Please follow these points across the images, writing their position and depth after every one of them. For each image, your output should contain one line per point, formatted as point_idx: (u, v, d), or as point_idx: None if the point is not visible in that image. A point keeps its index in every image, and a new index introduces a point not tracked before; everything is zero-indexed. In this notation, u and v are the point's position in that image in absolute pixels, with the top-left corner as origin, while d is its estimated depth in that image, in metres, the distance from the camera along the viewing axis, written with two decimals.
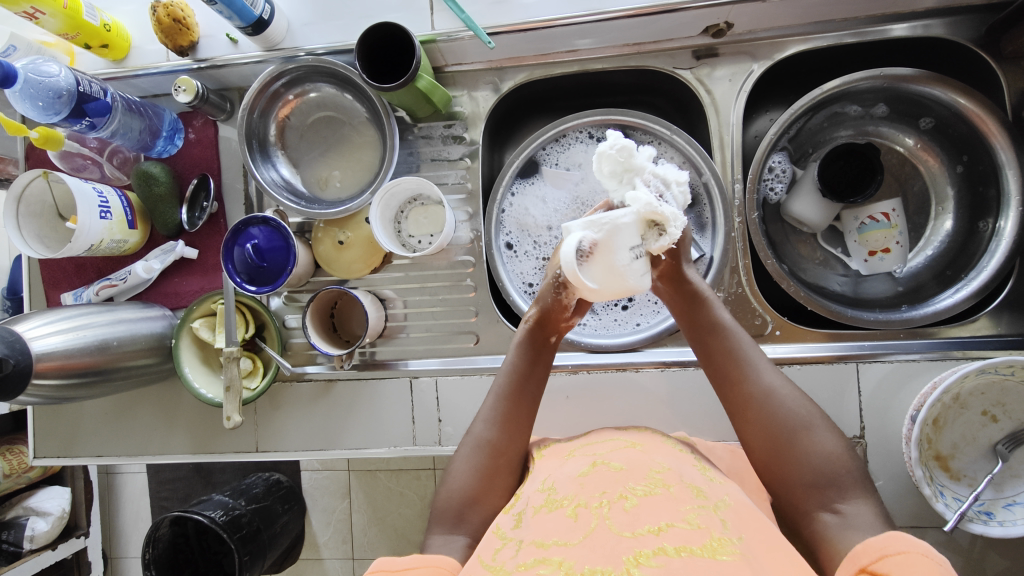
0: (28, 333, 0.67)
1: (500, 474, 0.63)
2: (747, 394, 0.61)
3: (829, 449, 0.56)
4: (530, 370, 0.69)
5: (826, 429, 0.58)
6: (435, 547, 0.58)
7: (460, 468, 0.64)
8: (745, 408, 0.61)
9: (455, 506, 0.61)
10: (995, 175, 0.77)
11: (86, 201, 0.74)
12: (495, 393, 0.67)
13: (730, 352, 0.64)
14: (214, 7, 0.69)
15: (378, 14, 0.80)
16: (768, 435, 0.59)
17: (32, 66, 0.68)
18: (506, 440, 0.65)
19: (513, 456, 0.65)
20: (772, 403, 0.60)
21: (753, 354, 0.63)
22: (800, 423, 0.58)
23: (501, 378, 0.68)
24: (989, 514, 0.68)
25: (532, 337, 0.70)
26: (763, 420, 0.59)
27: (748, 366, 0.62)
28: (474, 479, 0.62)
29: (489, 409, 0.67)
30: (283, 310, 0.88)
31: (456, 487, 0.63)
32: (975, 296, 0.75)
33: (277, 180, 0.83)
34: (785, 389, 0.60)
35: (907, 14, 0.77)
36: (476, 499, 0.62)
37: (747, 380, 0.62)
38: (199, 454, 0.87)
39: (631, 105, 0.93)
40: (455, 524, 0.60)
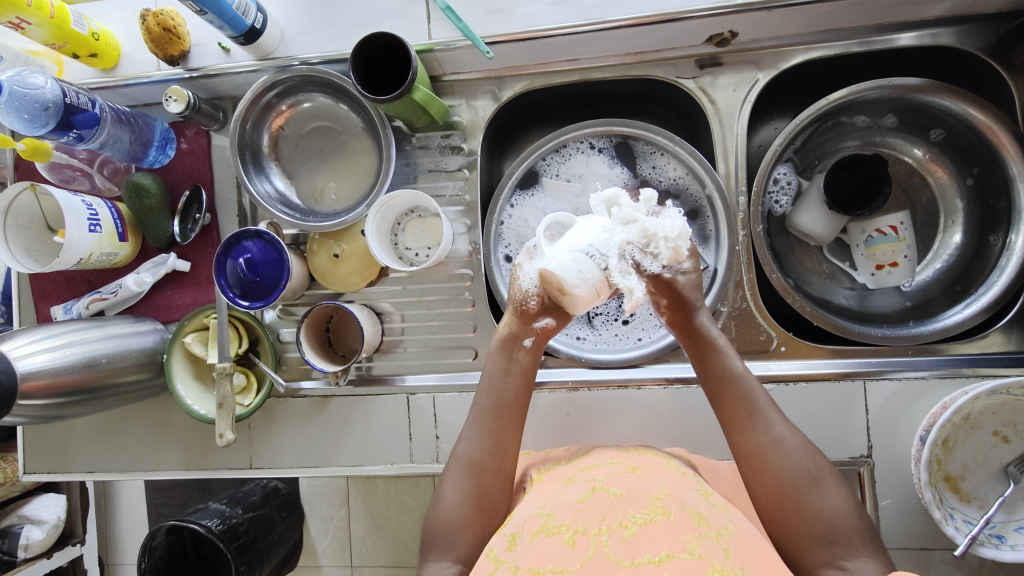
0: (13, 351, 0.65)
1: (489, 493, 0.61)
2: (755, 444, 0.58)
3: (835, 507, 0.54)
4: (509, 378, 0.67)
5: (833, 485, 0.56)
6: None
7: (448, 491, 0.62)
8: (752, 458, 0.58)
9: (444, 531, 0.60)
10: (1006, 187, 0.75)
11: (74, 214, 0.72)
12: (475, 411, 0.65)
13: (741, 400, 0.60)
14: (204, 17, 0.67)
15: (374, 22, 0.78)
16: (775, 490, 0.56)
17: (17, 78, 0.66)
18: (490, 458, 0.63)
19: (501, 474, 0.62)
20: (782, 456, 0.57)
21: (764, 402, 0.60)
22: (807, 478, 0.55)
23: (481, 392, 0.67)
24: (1000, 538, 0.66)
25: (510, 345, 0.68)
26: (771, 475, 0.56)
27: (759, 415, 0.59)
28: (461, 501, 0.61)
29: (472, 426, 0.65)
30: (277, 324, 0.86)
31: (444, 512, 0.61)
32: (986, 312, 0.73)
33: (271, 192, 0.81)
34: (795, 440, 0.58)
35: (915, 23, 0.75)
36: (465, 522, 0.60)
37: (757, 430, 0.59)
38: (193, 471, 0.86)
39: (633, 114, 0.91)
40: (447, 548, 0.59)
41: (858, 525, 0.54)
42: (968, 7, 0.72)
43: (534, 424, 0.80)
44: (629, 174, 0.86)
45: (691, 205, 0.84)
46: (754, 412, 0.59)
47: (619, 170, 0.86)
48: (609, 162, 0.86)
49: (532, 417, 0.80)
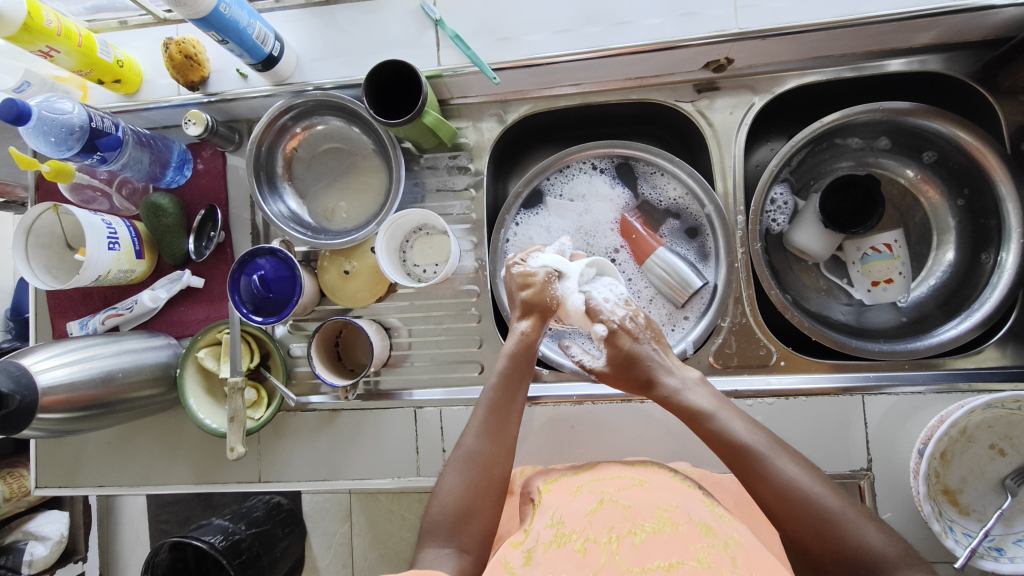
0: (34, 366, 0.67)
1: (492, 485, 0.63)
2: (772, 494, 0.57)
3: (868, 541, 0.53)
4: (517, 380, 0.69)
5: (858, 515, 0.55)
6: (428, 562, 0.58)
7: (450, 484, 0.63)
8: (773, 504, 0.57)
9: (453, 517, 0.61)
10: (996, 208, 0.77)
11: (94, 233, 0.75)
12: (484, 405, 0.67)
13: (740, 451, 0.60)
14: (226, 46, 0.71)
15: (386, 50, 0.81)
16: (805, 532, 0.55)
17: (46, 103, 0.69)
18: (496, 450, 0.65)
19: (504, 465, 0.65)
20: (800, 499, 0.56)
21: (765, 447, 0.60)
22: (829, 515, 0.55)
23: (489, 390, 0.68)
24: (1000, 550, 0.67)
25: (521, 350, 0.70)
26: (797, 521, 0.56)
27: (764, 461, 0.59)
28: (466, 490, 0.62)
29: (478, 421, 0.66)
30: (288, 338, 0.88)
31: (449, 503, 0.62)
32: (980, 327, 0.75)
33: (285, 212, 0.84)
34: (807, 478, 0.57)
35: (904, 50, 0.78)
36: (470, 510, 0.61)
37: (765, 478, 0.58)
38: (202, 485, 0.87)
39: (633, 135, 0.94)
40: (448, 537, 0.60)
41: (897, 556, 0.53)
42: (954, 35, 0.75)
43: (539, 438, 0.81)
44: (629, 195, 0.89)
45: (691, 223, 0.87)
46: (758, 459, 0.59)
47: (620, 190, 0.89)
48: (611, 182, 0.89)
49: (537, 430, 0.81)
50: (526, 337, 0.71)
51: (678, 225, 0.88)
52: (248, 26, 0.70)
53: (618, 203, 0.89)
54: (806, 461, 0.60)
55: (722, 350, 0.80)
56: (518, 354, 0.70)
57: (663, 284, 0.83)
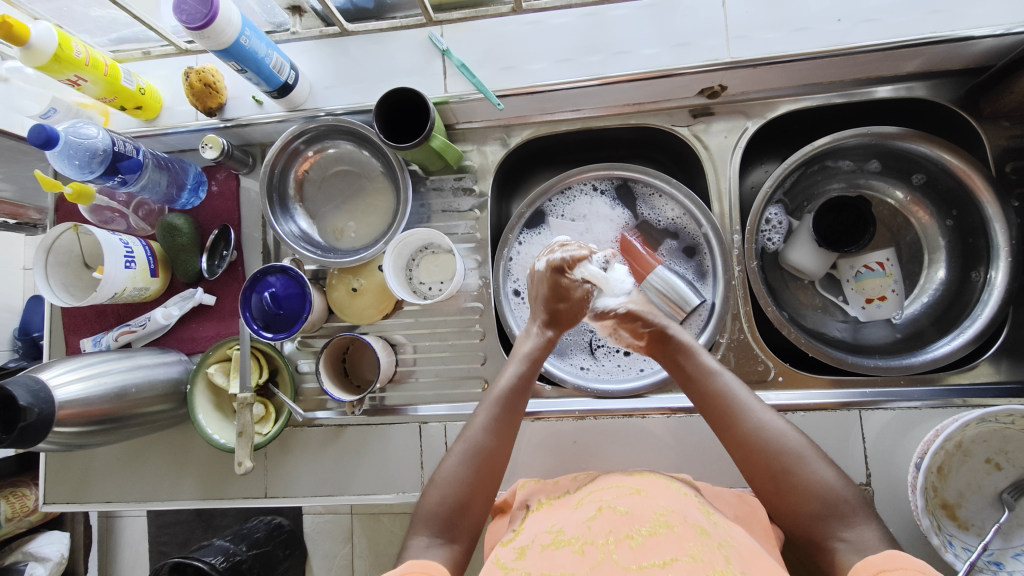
0: (51, 380, 0.69)
1: (488, 481, 0.66)
2: (745, 434, 0.64)
3: (826, 479, 0.60)
4: (527, 380, 0.72)
5: (817, 459, 0.61)
6: (421, 550, 0.59)
7: (449, 475, 0.65)
8: (742, 448, 0.64)
9: (447, 510, 0.63)
10: (983, 227, 0.80)
11: (112, 252, 0.78)
12: (491, 403, 0.70)
13: (721, 396, 0.67)
14: (245, 74, 0.75)
15: (395, 78, 0.85)
16: (771, 472, 0.61)
17: (72, 128, 0.73)
18: (498, 448, 0.67)
19: (503, 460, 0.67)
20: (768, 440, 0.62)
21: (742, 394, 0.67)
22: (794, 457, 0.61)
23: (502, 380, 0.72)
24: (999, 565, 0.67)
25: (537, 351, 0.74)
26: (763, 457, 0.62)
27: (739, 408, 0.65)
28: (466, 480, 0.65)
29: (485, 411, 0.69)
30: (296, 355, 0.90)
31: (447, 490, 0.64)
32: (972, 343, 0.77)
33: (296, 232, 0.87)
34: (776, 423, 0.64)
35: (890, 78, 0.82)
36: (467, 500, 0.64)
37: (740, 419, 0.65)
38: (209, 500, 0.88)
39: (632, 158, 0.98)
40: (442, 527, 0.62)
41: (852, 496, 0.58)
42: (937, 64, 0.79)
43: (542, 453, 0.82)
44: (628, 215, 0.92)
45: (688, 242, 0.89)
46: (732, 407, 0.66)
47: (620, 211, 0.92)
48: (611, 203, 0.92)
49: (540, 446, 0.83)
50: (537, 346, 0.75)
51: (676, 244, 0.90)
52: (266, 56, 0.74)
53: (618, 224, 0.92)
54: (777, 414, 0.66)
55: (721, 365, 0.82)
56: (534, 357, 0.74)
57: (663, 301, 0.85)
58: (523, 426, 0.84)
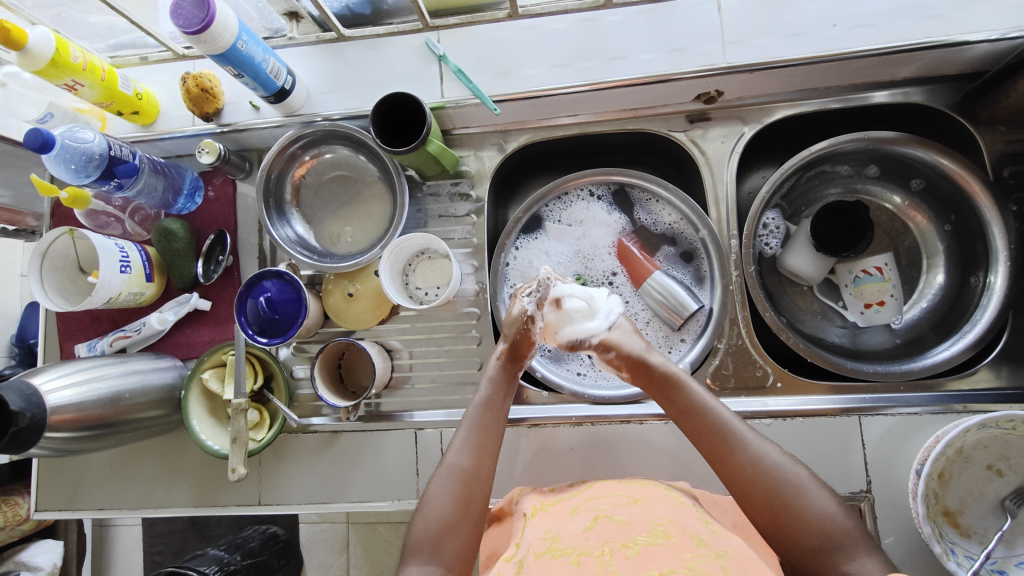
0: (43, 385, 0.68)
1: (475, 497, 0.66)
2: (740, 469, 0.62)
3: (826, 511, 0.58)
4: (500, 407, 0.73)
5: (818, 492, 0.60)
6: None
7: (436, 497, 0.65)
8: (740, 483, 0.62)
9: (432, 534, 0.62)
10: (982, 232, 0.80)
11: (108, 257, 0.77)
12: (468, 424, 0.71)
13: (713, 428, 0.65)
14: (241, 79, 0.75)
15: (392, 83, 0.85)
16: (767, 507, 0.60)
17: (69, 133, 0.73)
18: (478, 464, 0.68)
19: (486, 482, 0.67)
20: (767, 474, 0.61)
21: (736, 426, 0.65)
22: (794, 489, 0.59)
23: (473, 410, 0.72)
24: (1002, 573, 0.66)
25: (501, 375, 0.76)
26: (761, 494, 0.60)
27: (732, 440, 0.63)
28: (451, 504, 0.64)
29: (461, 438, 0.70)
30: (291, 360, 0.89)
31: (433, 515, 0.63)
32: (971, 348, 0.77)
33: (292, 237, 0.86)
34: (772, 454, 0.62)
35: (887, 83, 0.82)
36: (451, 525, 0.63)
37: (734, 453, 0.63)
38: (202, 508, 0.87)
39: (629, 163, 0.98)
40: (432, 555, 0.61)
41: (851, 529, 0.57)
42: (933, 69, 0.79)
43: (538, 460, 0.82)
44: (625, 220, 0.92)
45: (686, 248, 0.89)
46: (728, 440, 0.64)
47: (617, 216, 0.92)
48: (608, 208, 0.92)
49: (537, 452, 0.82)
50: (502, 365, 0.76)
51: (673, 250, 0.90)
52: (263, 61, 0.74)
53: (614, 228, 0.92)
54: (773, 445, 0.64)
55: (720, 371, 0.82)
56: (501, 380, 0.75)
57: (660, 305, 0.85)
58: (519, 432, 0.83)
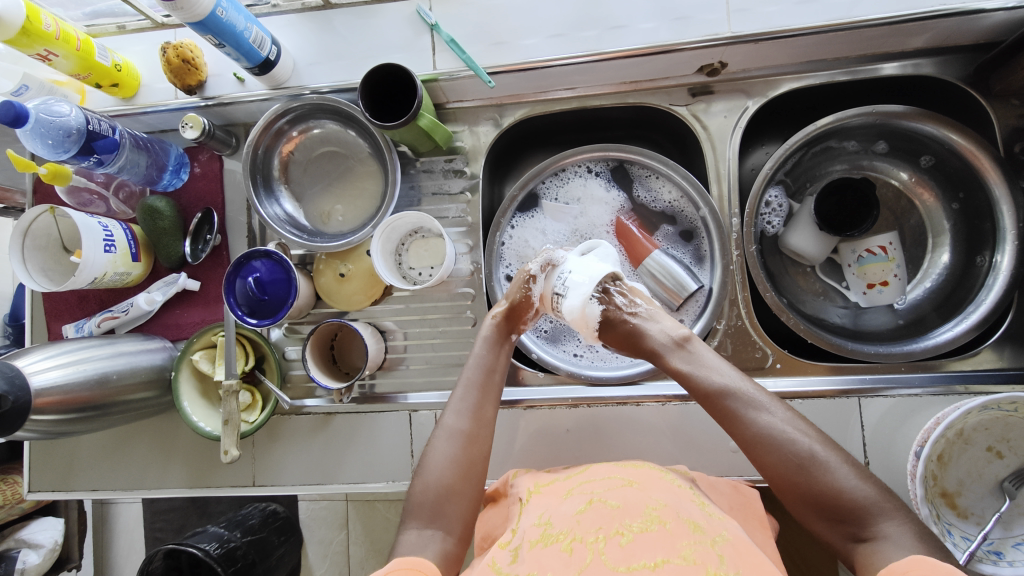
0: (27, 367, 0.67)
1: (476, 461, 0.65)
2: (748, 440, 0.61)
3: (840, 483, 0.56)
4: (497, 365, 0.73)
5: (834, 460, 0.58)
6: (410, 544, 0.59)
7: (434, 461, 0.64)
8: (750, 451, 0.61)
9: (432, 500, 0.62)
10: (991, 210, 0.78)
11: (91, 236, 0.75)
12: (465, 385, 0.70)
13: (722, 399, 0.64)
14: (223, 50, 0.71)
15: (382, 54, 0.82)
16: (776, 477, 0.59)
17: (43, 106, 0.70)
18: (477, 428, 0.67)
19: (484, 441, 0.67)
20: (773, 444, 0.59)
21: (746, 394, 0.63)
22: (802, 459, 0.58)
23: (470, 368, 0.72)
24: (999, 554, 0.66)
25: (495, 333, 0.74)
26: (769, 464, 0.59)
27: (742, 411, 0.62)
28: (450, 469, 0.64)
29: (458, 399, 0.69)
30: (283, 342, 0.88)
31: (432, 479, 0.63)
32: (975, 329, 0.75)
33: (281, 215, 0.84)
34: (786, 425, 0.60)
35: (897, 54, 0.79)
36: (452, 489, 0.63)
37: (743, 424, 0.62)
38: (196, 489, 0.86)
39: (629, 139, 0.95)
40: (432, 519, 0.61)
41: (865, 500, 0.55)
42: (946, 39, 0.76)
43: (533, 442, 0.81)
44: (624, 198, 0.89)
45: (686, 226, 0.87)
46: (737, 409, 0.62)
47: (616, 193, 0.90)
48: (606, 185, 0.90)
49: (533, 434, 0.81)
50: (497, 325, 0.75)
51: (672, 229, 0.88)
52: (245, 30, 0.71)
53: (612, 206, 0.89)
54: (789, 411, 0.62)
55: (719, 352, 0.80)
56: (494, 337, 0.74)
57: (659, 285, 0.83)
58: (515, 414, 0.82)
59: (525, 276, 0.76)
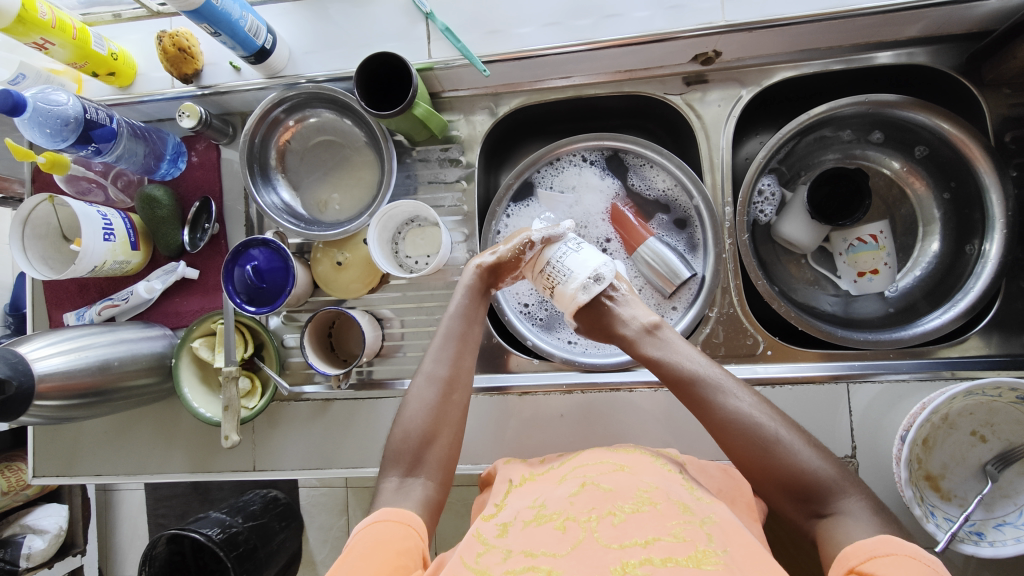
0: (30, 354, 0.68)
1: (453, 407, 0.67)
2: (717, 424, 0.62)
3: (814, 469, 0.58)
4: (475, 313, 0.74)
5: (799, 441, 0.60)
6: (391, 490, 0.62)
7: (414, 408, 0.66)
8: (719, 435, 0.62)
9: (412, 447, 0.64)
10: (980, 199, 0.78)
11: (90, 225, 0.76)
12: (443, 335, 0.71)
13: (693, 386, 0.64)
14: (219, 38, 0.72)
15: (378, 43, 0.82)
16: (746, 457, 0.60)
17: (41, 95, 0.70)
18: (457, 373, 0.69)
19: (462, 393, 0.69)
20: (742, 426, 0.61)
21: (716, 379, 0.64)
22: (772, 440, 0.59)
23: (448, 319, 0.72)
24: (980, 535, 0.68)
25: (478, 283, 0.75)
26: (740, 446, 0.61)
27: (711, 395, 0.63)
28: (427, 415, 0.66)
29: (438, 348, 0.70)
30: (282, 329, 0.89)
31: (411, 427, 0.65)
32: (963, 317, 0.76)
33: (278, 204, 0.85)
34: (751, 407, 0.62)
35: (891, 43, 0.79)
36: (431, 435, 0.65)
37: (712, 409, 0.63)
38: (198, 473, 0.88)
39: (623, 128, 0.95)
40: (413, 466, 0.64)
41: (827, 479, 0.57)
42: (938, 28, 0.76)
43: (528, 427, 0.82)
44: (618, 186, 0.90)
45: (680, 215, 0.88)
46: (708, 394, 0.63)
47: (610, 181, 0.90)
48: (601, 174, 0.90)
49: (528, 419, 0.83)
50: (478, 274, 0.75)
51: (667, 217, 0.89)
52: (240, 19, 0.71)
53: (606, 195, 0.90)
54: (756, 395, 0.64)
55: (710, 339, 0.81)
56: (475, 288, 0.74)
57: (653, 272, 0.84)
58: (510, 400, 0.83)
59: (525, 241, 0.75)
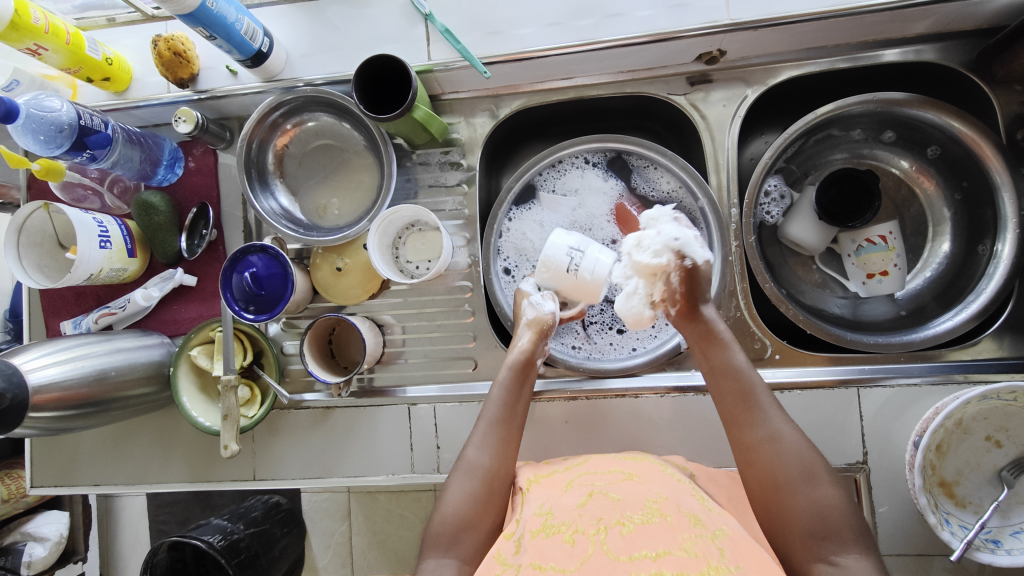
0: (24, 363, 0.66)
1: (494, 496, 0.64)
2: (756, 438, 0.62)
3: (827, 500, 0.58)
4: (515, 401, 0.71)
5: (828, 480, 0.59)
6: (427, 572, 0.59)
7: (453, 494, 0.64)
8: (751, 452, 0.62)
9: (450, 530, 0.62)
10: (992, 198, 0.77)
11: (86, 231, 0.74)
12: (486, 421, 0.69)
13: (742, 393, 0.65)
14: (214, 42, 0.70)
15: (376, 45, 0.81)
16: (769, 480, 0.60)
17: (35, 101, 0.69)
18: (498, 464, 0.66)
19: (505, 480, 0.66)
20: (779, 449, 0.61)
21: (765, 398, 0.65)
22: (806, 469, 0.59)
23: (491, 404, 0.70)
24: (996, 543, 0.67)
25: (523, 361, 0.73)
26: (768, 465, 0.61)
27: (760, 410, 0.64)
28: (466, 502, 0.63)
29: (481, 435, 0.68)
30: (281, 336, 0.87)
31: (450, 511, 0.63)
32: (976, 318, 0.75)
33: (276, 209, 0.83)
34: (795, 435, 0.62)
35: (899, 40, 0.78)
36: (471, 521, 0.62)
37: (756, 422, 0.63)
38: (197, 483, 0.87)
39: (627, 129, 0.94)
40: (448, 547, 0.61)
41: (852, 518, 0.57)
42: (948, 25, 0.75)
43: (534, 434, 0.81)
44: (622, 187, 0.88)
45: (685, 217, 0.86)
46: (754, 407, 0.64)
47: (613, 183, 0.89)
48: (603, 176, 0.89)
49: (531, 426, 0.81)
50: (525, 353, 0.73)
51: None
52: (236, 22, 0.70)
53: (611, 197, 0.88)
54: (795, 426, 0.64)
55: None
56: (519, 367, 0.72)
57: None
58: None
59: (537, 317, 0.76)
